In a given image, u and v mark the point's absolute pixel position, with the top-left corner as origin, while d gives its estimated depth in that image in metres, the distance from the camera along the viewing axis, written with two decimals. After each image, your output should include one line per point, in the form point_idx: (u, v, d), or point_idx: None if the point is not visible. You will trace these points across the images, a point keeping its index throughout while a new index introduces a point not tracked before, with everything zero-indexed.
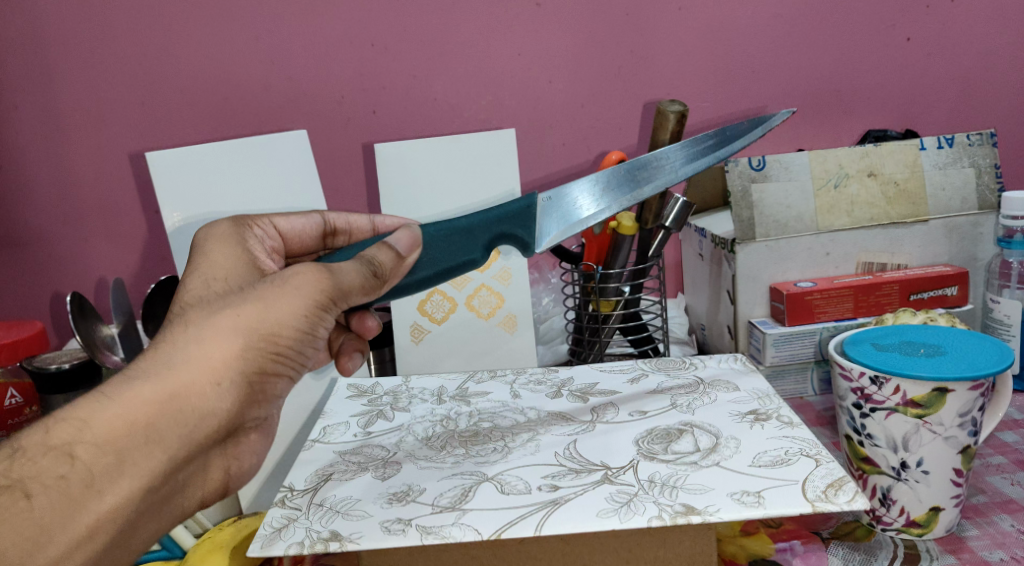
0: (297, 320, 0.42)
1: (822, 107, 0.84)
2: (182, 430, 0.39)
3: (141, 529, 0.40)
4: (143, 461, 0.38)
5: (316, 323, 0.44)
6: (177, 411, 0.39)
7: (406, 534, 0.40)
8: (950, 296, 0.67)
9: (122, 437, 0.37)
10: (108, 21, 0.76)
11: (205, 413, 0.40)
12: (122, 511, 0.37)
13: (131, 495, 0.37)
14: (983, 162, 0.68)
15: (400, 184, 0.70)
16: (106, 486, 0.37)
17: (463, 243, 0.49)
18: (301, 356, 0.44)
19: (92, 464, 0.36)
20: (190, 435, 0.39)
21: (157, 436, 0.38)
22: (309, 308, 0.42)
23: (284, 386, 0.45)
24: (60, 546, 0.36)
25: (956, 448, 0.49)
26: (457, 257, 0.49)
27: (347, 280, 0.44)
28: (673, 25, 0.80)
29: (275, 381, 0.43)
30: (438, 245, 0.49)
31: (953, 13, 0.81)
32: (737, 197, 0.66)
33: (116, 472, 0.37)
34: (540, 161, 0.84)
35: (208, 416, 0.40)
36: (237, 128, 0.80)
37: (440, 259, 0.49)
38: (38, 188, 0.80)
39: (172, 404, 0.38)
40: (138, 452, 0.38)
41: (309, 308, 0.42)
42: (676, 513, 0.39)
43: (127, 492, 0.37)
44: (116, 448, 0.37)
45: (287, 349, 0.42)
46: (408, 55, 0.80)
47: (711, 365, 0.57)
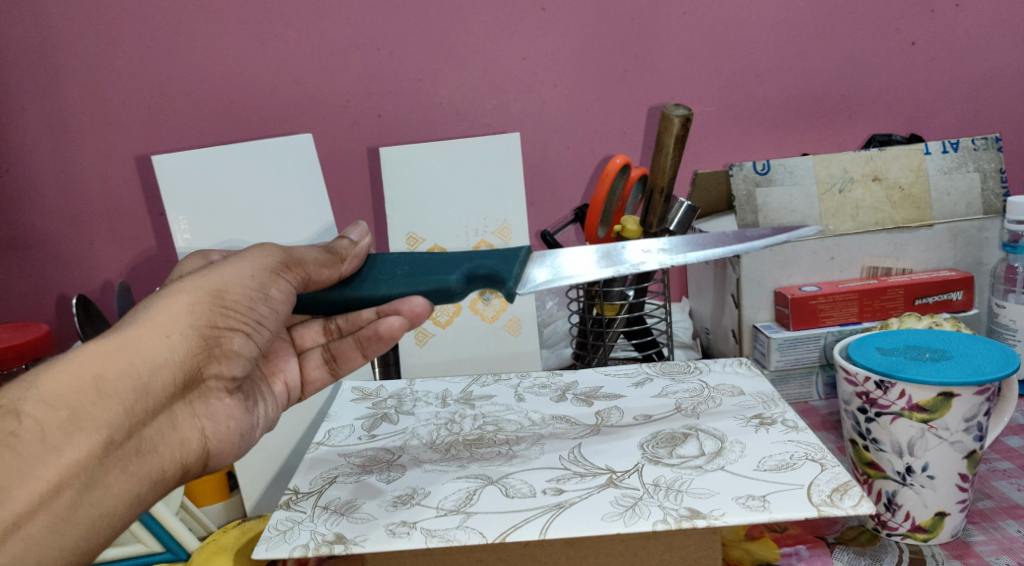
0: (245, 278, 0.42)
1: (826, 112, 0.84)
2: (135, 383, 0.38)
3: (111, 496, 0.38)
4: (100, 414, 0.37)
5: (270, 285, 0.43)
6: (128, 362, 0.38)
7: (411, 537, 0.40)
8: (955, 301, 0.67)
9: (76, 390, 0.37)
10: (114, 24, 0.76)
11: (158, 366, 0.39)
12: (85, 465, 0.37)
13: (91, 448, 0.37)
14: (989, 166, 0.68)
15: (406, 187, 0.70)
16: (63, 441, 0.36)
17: (441, 265, 0.47)
18: (260, 316, 0.43)
19: (44, 420, 0.36)
20: (146, 387, 0.39)
21: (111, 387, 0.38)
22: (255, 269, 0.42)
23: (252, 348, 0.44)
24: (23, 500, 0.35)
25: (962, 452, 0.49)
26: (434, 277, 0.46)
27: (297, 250, 0.45)
28: (678, 29, 0.80)
29: (236, 339, 0.42)
30: (415, 268, 0.47)
31: (959, 18, 0.81)
32: (742, 200, 0.67)
33: (72, 427, 0.36)
34: (545, 164, 0.84)
35: (162, 368, 0.39)
36: (242, 131, 0.81)
37: (417, 277, 0.46)
38: (44, 191, 0.81)
39: (122, 356, 0.38)
40: (93, 404, 0.37)
41: (255, 268, 0.43)
42: (682, 517, 0.39)
43: (87, 445, 0.37)
44: (69, 401, 0.36)
45: (241, 302, 0.42)
46: (413, 59, 0.80)
47: (715, 369, 0.57)
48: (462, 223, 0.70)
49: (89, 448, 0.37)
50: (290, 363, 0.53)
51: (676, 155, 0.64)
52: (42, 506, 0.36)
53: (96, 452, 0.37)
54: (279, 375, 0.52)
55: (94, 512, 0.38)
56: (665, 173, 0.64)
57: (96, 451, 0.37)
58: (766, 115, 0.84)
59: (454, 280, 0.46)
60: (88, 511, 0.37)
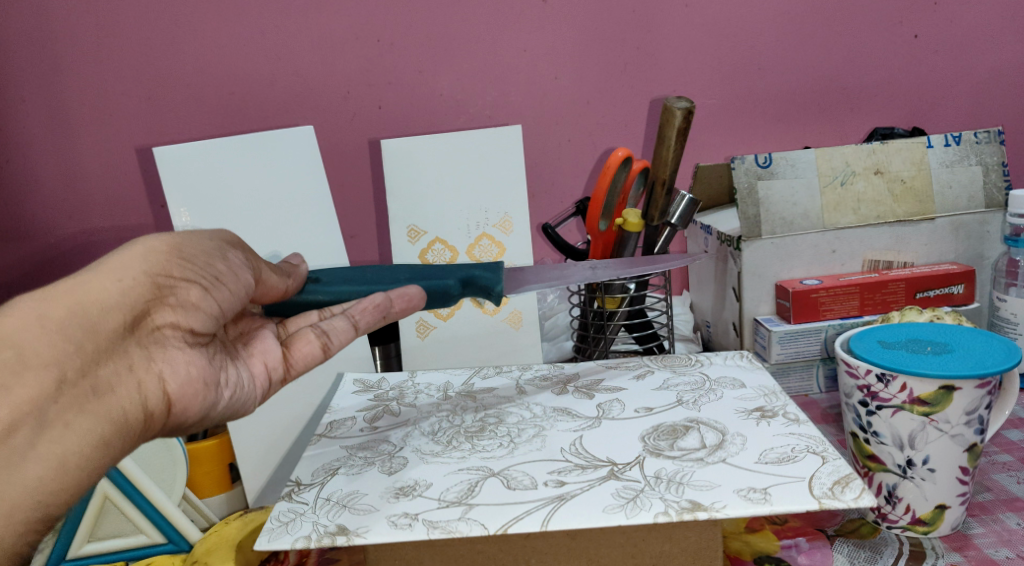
0: (195, 240, 0.42)
1: (829, 105, 0.84)
2: (86, 323, 0.36)
3: (69, 443, 0.36)
4: (47, 351, 0.35)
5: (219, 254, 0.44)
6: (76, 301, 0.36)
7: (413, 528, 0.40)
8: (956, 294, 0.66)
9: (24, 329, 0.35)
10: (114, 16, 0.76)
11: (109, 308, 0.37)
12: (36, 404, 0.35)
13: (42, 387, 0.35)
14: (991, 159, 0.68)
15: (407, 180, 0.70)
16: (10, 381, 0.34)
17: (440, 270, 0.49)
18: (217, 274, 0.43)
19: None
20: (97, 326, 0.37)
21: (60, 327, 0.36)
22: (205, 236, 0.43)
23: (213, 307, 0.42)
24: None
25: (963, 445, 0.49)
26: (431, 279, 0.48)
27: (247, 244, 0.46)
28: (680, 21, 0.80)
29: (191, 292, 0.41)
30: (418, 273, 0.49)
31: (962, 11, 0.81)
32: (743, 194, 0.66)
33: (19, 366, 0.34)
34: (546, 157, 0.84)
35: (115, 309, 0.38)
36: (243, 123, 0.81)
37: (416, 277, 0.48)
38: (45, 182, 0.80)
39: (69, 296, 0.37)
40: (38, 341, 0.35)
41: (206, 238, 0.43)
42: (683, 510, 0.39)
43: (36, 384, 0.35)
44: (13, 339, 0.34)
45: (194, 257, 0.42)
46: (414, 51, 0.80)
47: (716, 362, 0.57)
48: (463, 216, 0.70)
49: (38, 386, 0.35)
50: (270, 343, 0.48)
51: (678, 147, 0.63)
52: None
53: (47, 391, 0.35)
54: (258, 355, 0.48)
55: (53, 454, 0.35)
56: (668, 165, 0.63)
57: (46, 391, 0.35)
58: (768, 108, 0.83)
59: (455, 285, 0.48)
60: (46, 452, 0.35)
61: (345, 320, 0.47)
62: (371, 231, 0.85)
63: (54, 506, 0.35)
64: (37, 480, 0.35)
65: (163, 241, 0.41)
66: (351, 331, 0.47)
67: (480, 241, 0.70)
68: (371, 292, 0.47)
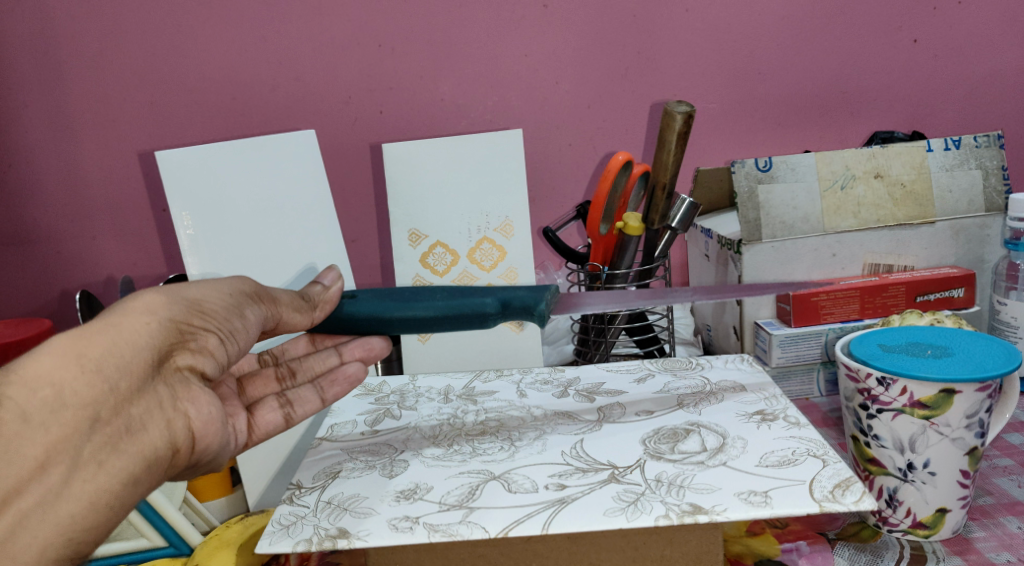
0: (217, 291, 0.43)
1: (829, 109, 0.84)
2: (119, 367, 0.38)
3: (100, 483, 0.37)
4: (83, 391, 0.36)
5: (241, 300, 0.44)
6: (110, 342, 0.38)
7: (414, 531, 0.40)
8: (957, 298, 0.67)
9: (60, 369, 0.36)
10: (116, 21, 0.76)
11: (140, 349, 0.39)
12: (71, 442, 0.36)
13: (77, 427, 0.36)
14: (991, 163, 0.68)
15: (408, 184, 0.70)
16: (48, 419, 0.36)
17: (476, 290, 0.47)
18: (236, 326, 0.43)
19: (27, 402, 0.35)
20: (128, 367, 0.38)
21: (94, 366, 0.37)
22: (227, 285, 0.44)
23: (228, 353, 0.43)
24: (11, 476, 0.35)
25: (963, 449, 0.49)
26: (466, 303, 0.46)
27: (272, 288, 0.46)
28: (681, 26, 0.80)
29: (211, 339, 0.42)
30: (453, 293, 0.47)
31: (961, 15, 0.81)
32: (744, 197, 0.66)
33: (56, 405, 0.36)
34: (547, 161, 0.84)
35: (144, 351, 0.39)
36: (245, 128, 0.81)
37: (452, 299, 0.46)
38: (47, 186, 0.81)
39: (103, 336, 0.37)
40: (75, 381, 0.36)
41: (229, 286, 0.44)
42: (683, 513, 0.39)
43: (72, 423, 0.36)
44: (51, 379, 0.36)
45: (217, 309, 0.42)
46: (415, 56, 0.80)
47: (717, 365, 0.57)
48: (464, 219, 0.70)
49: (74, 425, 0.36)
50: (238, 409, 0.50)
51: (679, 150, 0.63)
52: (30, 484, 0.35)
53: (80, 430, 0.36)
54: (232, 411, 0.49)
55: (86, 492, 0.37)
56: (668, 169, 0.63)
57: (80, 430, 0.36)
58: (768, 112, 0.84)
59: (492, 304, 0.46)
60: (79, 490, 0.36)
61: (312, 392, 0.51)
62: (373, 235, 0.85)
63: (83, 542, 0.37)
64: (69, 516, 0.36)
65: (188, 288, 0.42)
66: (318, 404, 0.51)
67: (481, 245, 0.70)
68: (406, 313, 0.46)
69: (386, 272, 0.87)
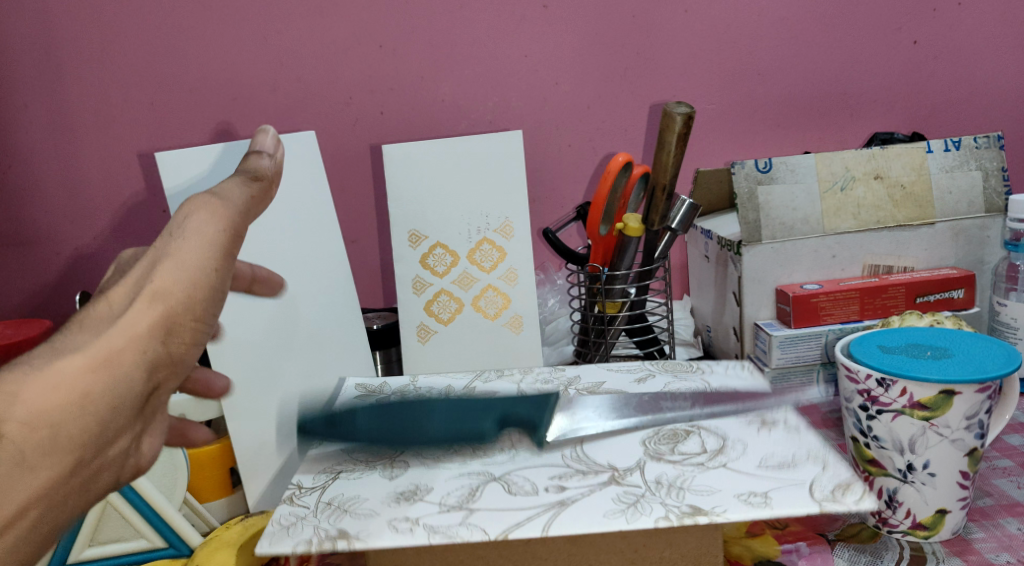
0: (206, 278, 0.37)
1: (829, 110, 0.84)
2: (110, 399, 0.33)
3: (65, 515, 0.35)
4: (76, 434, 0.33)
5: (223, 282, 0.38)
6: (109, 378, 0.33)
7: (413, 533, 0.40)
8: (956, 299, 0.67)
9: (52, 408, 0.32)
10: (117, 21, 0.76)
11: (135, 380, 0.34)
12: (51, 488, 0.33)
13: (61, 472, 0.33)
14: (990, 164, 0.68)
15: (408, 185, 0.70)
16: (38, 462, 0.32)
17: None
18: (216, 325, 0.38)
19: (19, 449, 0.31)
20: (123, 404, 0.34)
21: (89, 406, 0.33)
22: (214, 271, 0.37)
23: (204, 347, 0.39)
24: None
25: (963, 450, 0.49)
26: None
27: (237, 221, 0.38)
28: (680, 27, 0.80)
29: (196, 348, 0.38)
30: None
31: (961, 17, 0.81)
32: (743, 198, 0.66)
33: (48, 450, 0.32)
34: (547, 162, 0.84)
35: (139, 382, 0.35)
36: (245, 128, 0.81)
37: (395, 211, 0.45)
38: (48, 186, 0.81)
39: (105, 371, 0.33)
40: (70, 425, 0.33)
41: (217, 273, 0.37)
42: (683, 514, 0.39)
43: (57, 469, 0.33)
44: (47, 424, 0.32)
45: (206, 315, 0.37)
46: (415, 57, 0.80)
47: (717, 370, 0.57)
48: (464, 221, 0.70)
49: (59, 471, 0.33)
50: None
51: (679, 152, 0.63)
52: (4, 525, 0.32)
53: (63, 474, 0.33)
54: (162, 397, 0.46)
55: (50, 523, 0.34)
56: (668, 170, 0.63)
57: (63, 474, 0.33)
58: (768, 114, 0.84)
59: None
60: (45, 525, 0.34)
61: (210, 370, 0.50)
62: (373, 236, 0.85)
63: None
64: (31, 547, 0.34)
65: (184, 286, 0.36)
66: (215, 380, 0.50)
67: (481, 246, 0.70)
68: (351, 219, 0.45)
69: (386, 273, 0.87)
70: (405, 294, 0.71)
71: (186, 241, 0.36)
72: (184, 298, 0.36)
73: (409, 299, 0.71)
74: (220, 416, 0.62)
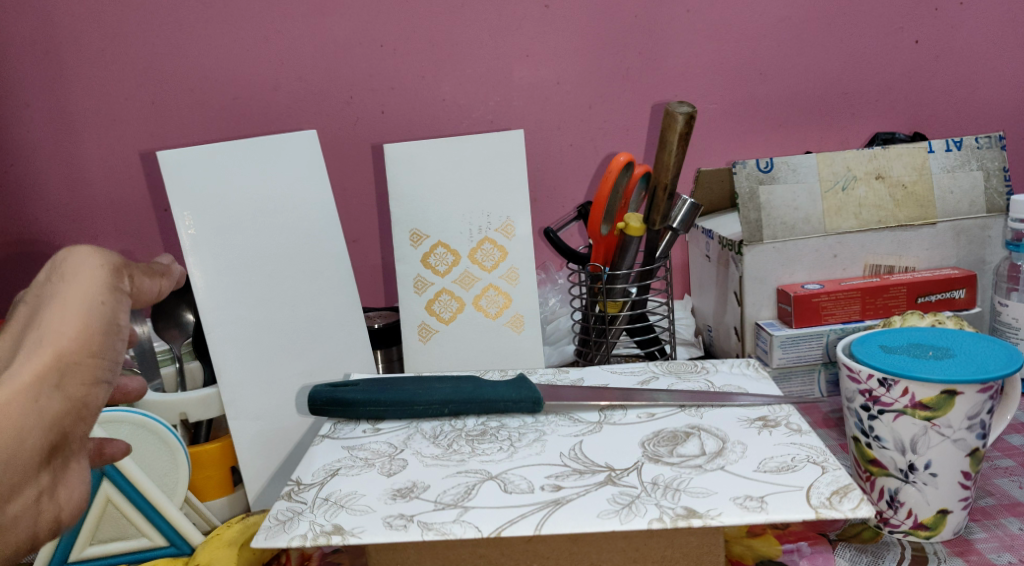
0: (99, 313, 0.28)
1: (830, 110, 0.84)
2: None
3: None
4: None
5: (119, 314, 0.29)
6: None
7: (407, 530, 0.39)
8: (957, 299, 0.67)
9: None
10: (118, 20, 0.76)
11: (20, 434, 0.27)
12: None
13: None
14: (992, 164, 0.68)
15: (409, 184, 0.70)
16: None
17: None
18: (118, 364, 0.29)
19: None
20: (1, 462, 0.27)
21: None
22: (109, 299, 0.29)
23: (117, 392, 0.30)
24: None
25: (964, 450, 0.49)
26: None
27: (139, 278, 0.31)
28: (681, 27, 0.80)
29: (96, 395, 0.29)
30: None
31: (962, 17, 0.81)
32: (745, 198, 0.66)
33: None
34: (548, 162, 0.84)
35: (26, 436, 0.27)
36: (246, 127, 0.81)
37: None
38: (49, 185, 0.81)
39: None
40: None
41: (105, 305, 0.29)
42: (678, 516, 0.39)
43: None
44: None
45: (105, 352, 0.28)
46: (416, 56, 0.80)
47: (722, 370, 0.57)
48: (465, 220, 0.70)
49: None
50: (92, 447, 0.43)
51: (680, 152, 0.63)
52: None
53: None
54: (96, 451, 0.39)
55: None
56: (669, 170, 0.63)
57: None
58: (769, 113, 0.84)
59: None
60: None
61: None
62: (373, 235, 0.85)
63: None
64: None
65: (85, 323, 0.28)
66: None
67: (482, 245, 0.70)
68: None
69: (387, 272, 0.87)
70: (407, 293, 0.71)
71: (69, 280, 0.29)
72: (77, 337, 0.28)
73: (411, 298, 0.71)
74: (221, 415, 0.62)
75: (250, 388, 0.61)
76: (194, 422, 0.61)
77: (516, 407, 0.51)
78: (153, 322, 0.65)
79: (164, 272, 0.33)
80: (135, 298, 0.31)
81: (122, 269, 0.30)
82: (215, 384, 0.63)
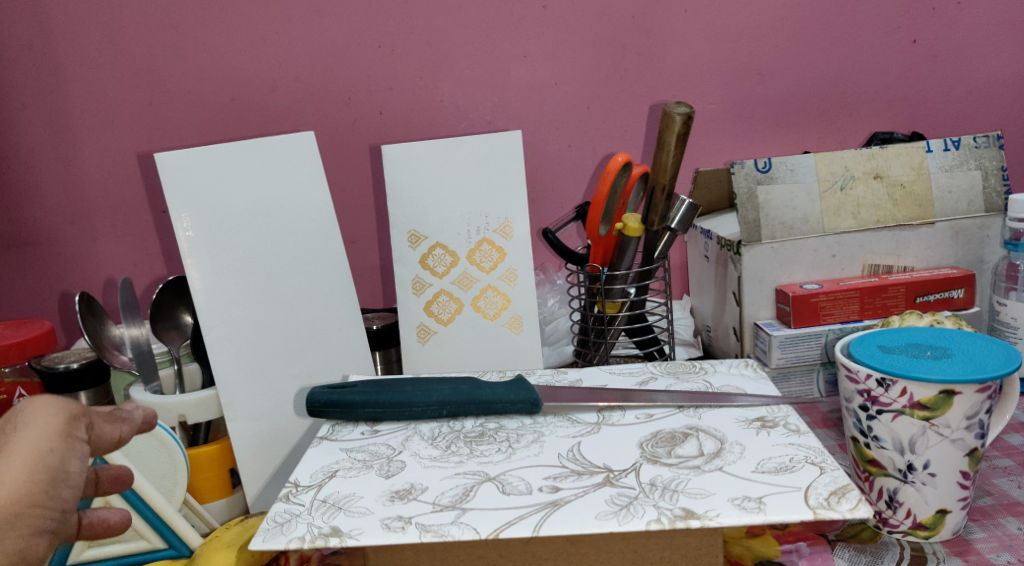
0: (50, 456, 0.29)
1: (829, 110, 0.84)
2: None
3: None
4: None
5: (68, 459, 0.30)
6: None
7: (406, 532, 0.39)
8: (956, 299, 0.67)
9: None
10: (117, 22, 0.76)
11: None
12: None
13: None
14: (990, 164, 0.68)
15: (408, 185, 0.70)
16: None
17: None
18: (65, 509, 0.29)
19: None
20: None
21: None
22: (59, 443, 0.29)
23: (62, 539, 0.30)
24: None
25: (963, 450, 0.49)
26: None
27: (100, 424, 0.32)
28: (679, 27, 0.80)
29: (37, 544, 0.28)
30: None
31: (960, 16, 0.81)
32: (743, 199, 0.66)
33: None
34: (546, 162, 0.84)
35: None
36: (244, 129, 0.81)
37: None
38: (47, 187, 0.81)
39: None
40: None
41: (56, 448, 0.29)
42: (676, 518, 0.39)
43: None
44: None
45: (50, 494, 0.28)
46: (414, 57, 0.80)
47: (721, 370, 0.57)
48: (464, 221, 0.70)
49: None
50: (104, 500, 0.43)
51: (678, 152, 0.63)
52: None
53: None
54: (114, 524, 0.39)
55: None
56: (668, 170, 0.63)
57: None
58: (768, 113, 0.84)
59: None
60: None
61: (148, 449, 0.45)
62: (372, 236, 0.85)
63: None
64: None
65: (30, 467, 0.28)
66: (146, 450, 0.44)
67: (480, 246, 0.70)
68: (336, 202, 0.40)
69: (386, 273, 0.87)
70: (405, 294, 0.71)
71: (21, 429, 0.29)
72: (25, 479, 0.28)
73: (409, 299, 0.71)
74: (219, 417, 0.62)
75: (248, 390, 0.61)
76: (193, 423, 0.61)
77: (515, 408, 0.51)
78: (152, 323, 0.66)
79: (124, 418, 0.34)
80: (94, 442, 0.32)
81: (80, 415, 0.31)
82: (213, 386, 0.63)
